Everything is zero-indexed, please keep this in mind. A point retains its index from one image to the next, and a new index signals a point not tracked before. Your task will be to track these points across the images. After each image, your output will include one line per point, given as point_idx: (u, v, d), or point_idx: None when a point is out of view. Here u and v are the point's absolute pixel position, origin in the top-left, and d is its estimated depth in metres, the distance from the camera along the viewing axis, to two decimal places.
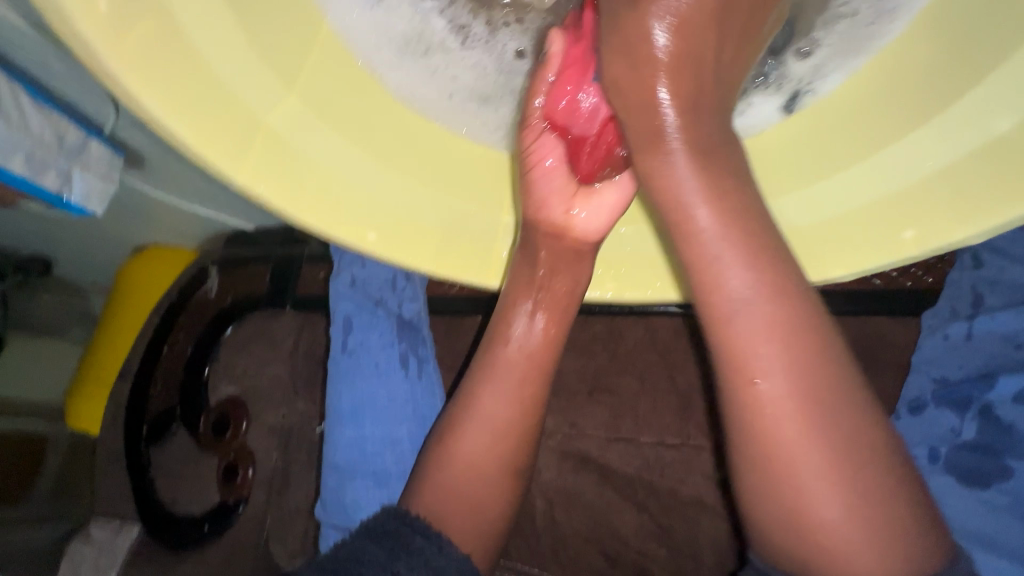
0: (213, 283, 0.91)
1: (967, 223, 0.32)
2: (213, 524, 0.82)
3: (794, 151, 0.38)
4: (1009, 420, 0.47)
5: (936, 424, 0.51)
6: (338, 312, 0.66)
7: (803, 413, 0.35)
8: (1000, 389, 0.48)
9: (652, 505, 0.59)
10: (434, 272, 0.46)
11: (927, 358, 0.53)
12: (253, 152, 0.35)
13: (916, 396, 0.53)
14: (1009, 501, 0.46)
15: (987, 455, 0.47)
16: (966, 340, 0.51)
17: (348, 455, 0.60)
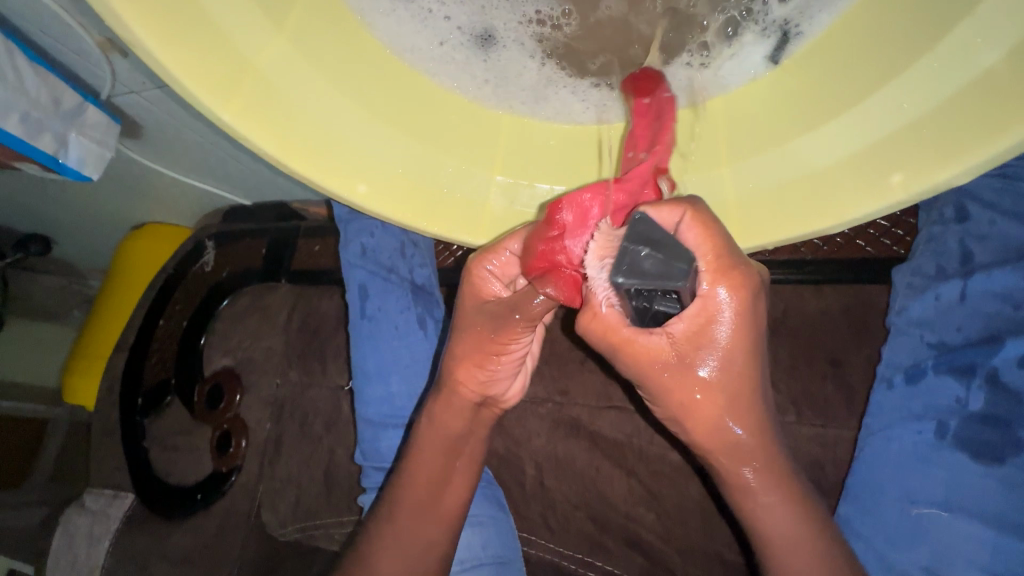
0: (210, 256, 0.88)
1: (949, 164, 0.32)
2: (207, 495, 0.82)
3: (780, 105, 0.39)
4: (1016, 387, 0.45)
5: (936, 395, 0.49)
6: (352, 280, 0.63)
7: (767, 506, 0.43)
8: (1005, 352, 0.46)
9: (641, 471, 0.59)
10: (421, 226, 0.47)
11: (917, 320, 0.52)
12: (243, 94, 0.36)
13: (911, 362, 0.51)
14: (1018, 473, 0.44)
15: (996, 428, 0.46)
16: (960, 300, 0.50)
17: (380, 410, 0.61)
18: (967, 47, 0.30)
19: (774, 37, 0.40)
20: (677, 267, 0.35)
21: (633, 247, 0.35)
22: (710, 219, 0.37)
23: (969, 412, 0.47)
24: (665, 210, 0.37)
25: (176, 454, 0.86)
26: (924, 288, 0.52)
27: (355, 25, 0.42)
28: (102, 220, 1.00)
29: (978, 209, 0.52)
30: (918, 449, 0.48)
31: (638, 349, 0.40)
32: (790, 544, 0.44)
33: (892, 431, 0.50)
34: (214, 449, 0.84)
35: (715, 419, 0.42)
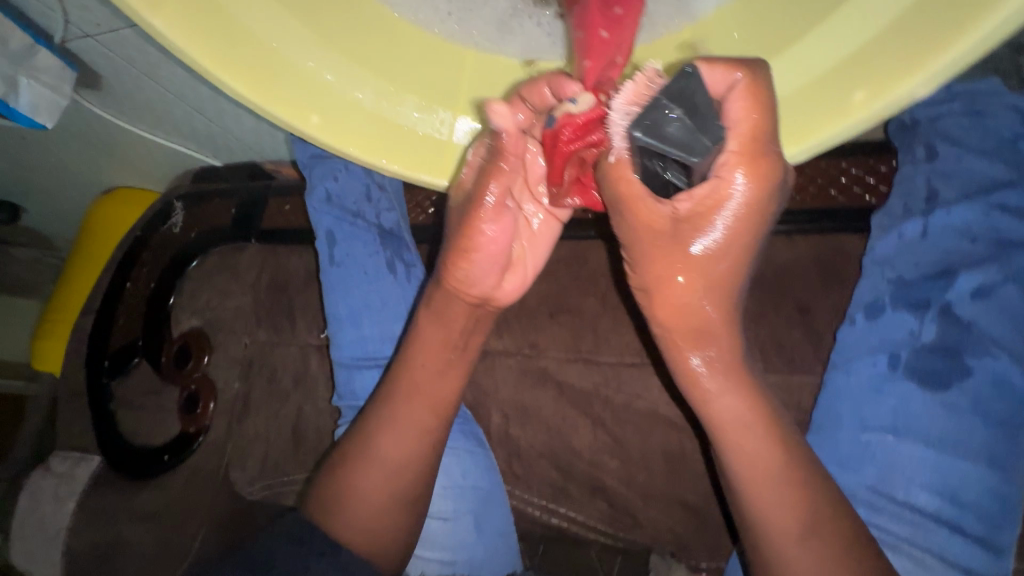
0: (179, 216, 0.87)
1: (912, 76, 0.29)
2: (174, 456, 0.81)
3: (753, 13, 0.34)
4: (968, 317, 0.44)
5: (894, 327, 0.47)
6: (319, 227, 0.61)
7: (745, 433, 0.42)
8: (960, 286, 0.45)
9: (607, 419, 0.58)
10: (380, 161, 0.48)
11: (882, 258, 0.50)
12: (189, 14, 0.35)
13: (872, 297, 0.49)
14: (970, 401, 0.43)
15: (948, 358, 0.44)
16: (923, 236, 0.49)
17: (352, 354, 0.58)
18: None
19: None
20: (700, 141, 0.35)
21: (666, 105, 0.34)
22: (767, 87, 0.33)
23: (922, 343, 0.45)
24: (720, 72, 0.34)
25: (143, 414, 0.85)
26: (888, 228, 0.51)
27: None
28: (66, 180, 0.97)
29: (946, 146, 0.50)
30: (874, 380, 0.46)
31: (645, 210, 0.40)
32: (745, 426, 0.42)
33: (851, 364, 0.48)
34: (182, 409, 0.82)
35: (689, 287, 0.42)
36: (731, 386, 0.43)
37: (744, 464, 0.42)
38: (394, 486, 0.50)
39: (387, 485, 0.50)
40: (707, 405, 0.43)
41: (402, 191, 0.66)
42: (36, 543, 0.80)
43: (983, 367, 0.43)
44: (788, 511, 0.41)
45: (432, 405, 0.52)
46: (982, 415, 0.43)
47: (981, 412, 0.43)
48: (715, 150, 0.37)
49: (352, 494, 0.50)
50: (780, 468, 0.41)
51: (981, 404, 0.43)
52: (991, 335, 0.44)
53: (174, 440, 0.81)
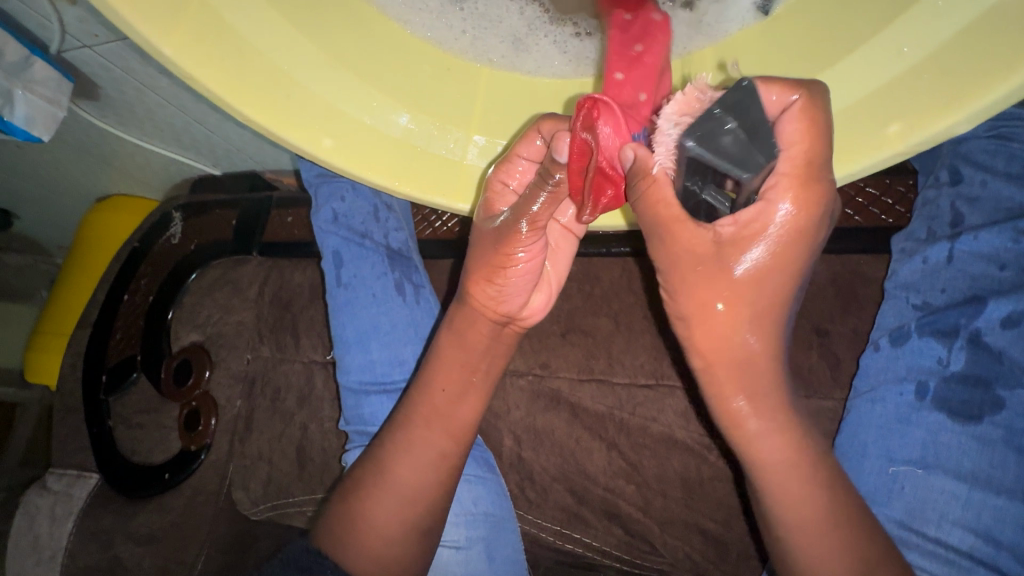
0: (177, 228, 0.86)
1: (945, 113, 0.30)
2: (174, 474, 0.79)
3: (782, 46, 0.37)
4: (1000, 348, 0.44)
5: (920, 355, 0.47)
6: (325, 248, 0.60)
7: (788, 475, 0.40)
8: (989, 314, 0.45)
9: (622, 443, 0.57)
10: (394, 185, 0.46)
11: (905, 283, 0.51)
12: (196, 39, 0.34)
13: (897, 324, 0.50)
14: (1003, 434, 0.43)
15: (978, 388, 0.44)
16: (946, 263, 0.49)
17: (359, 378, 0.57)
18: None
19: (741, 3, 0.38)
20: (755, 155, 0.33)
21: (724, 116, 0.32)
22: (823, 113, 0.32)
23: (949, 373, 0.46)
24: (776, 94, 0.33)
25: (140, 432, 0.83)
26: (913, 252, 0.52)
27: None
28: (61, 189, 0.94)
29: (971, 170, 0.51)
30: (901, 412, 0.47)
31: (682, 230, 0.36)
32: (797, 467, 0.40)
33: (877, 394, 0.49)
34: (183, 426, 0.80)
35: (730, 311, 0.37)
36: (776, 420, 0.39)
37: (777, 501, 0.40)
38: (406, 514, 0.49)
39: (398, 514, 0.49)
40: (744, 443, 0.40)
41: (409, 209, 0.65)
42: (32, 565, 0.78)
43: (1018, 399, 0.43)
44: (831, 553, 0.39)
45: (450, 440, 0.50)
46: (1015, 446, 0.42)
47: (1015, 444, 0.42)
48: (766, 170, 0.34)
49: (362, 523, 0.49)
50: (825, 512, 0.39)
51: (1015, 436, 0.43)
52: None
53: (174, 459, 0.80)
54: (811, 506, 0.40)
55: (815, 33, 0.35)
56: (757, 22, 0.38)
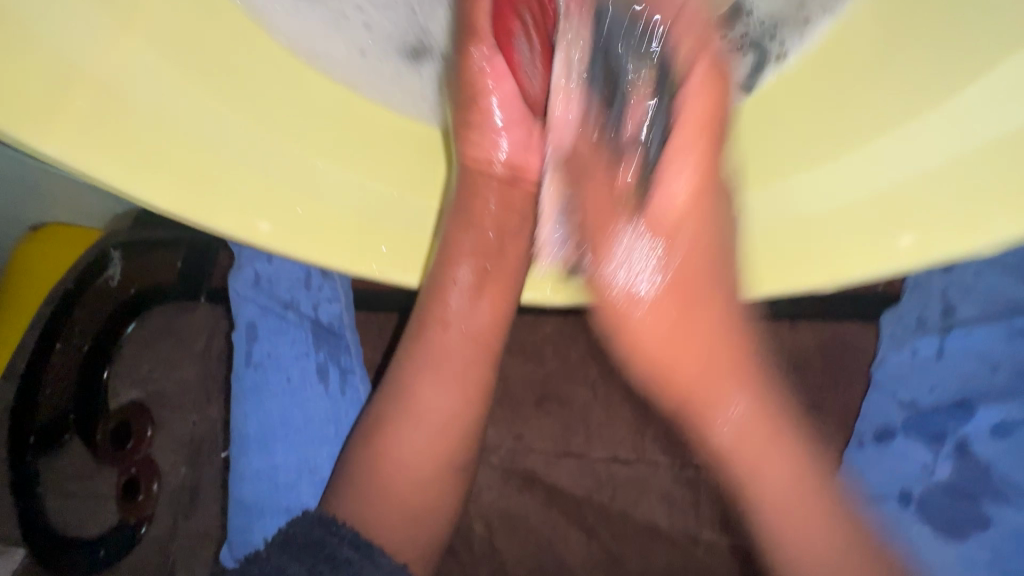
0: (117, 269, 0.73)
1: (969, 231, 0.28)
2: (111, 551, 0.73)
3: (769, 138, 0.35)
4: (986, 459, 0.42)
5: (907, 460, 0.44)
6: (241, 317, 0.56)
7: (755, 448, 0.39)
8: (978, 421, 0.43)
9: (602, 531, 0.55)
10: (339, 267, 0.38)
11: (895, 376, 0.48)
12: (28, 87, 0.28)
13: (883, 421, 0.46)
14: (989, 556, 0.40)
15: (963, 501, 0.42)
16: (937, 358, 0.46)
17: (255, 488, 0.51)
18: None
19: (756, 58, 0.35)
20: None
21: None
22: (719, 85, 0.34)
23: (935, 481, 0.43)
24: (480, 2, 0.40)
25: (74, 501, 0.76)
26: (903, 342, 0.49)
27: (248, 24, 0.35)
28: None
29: None
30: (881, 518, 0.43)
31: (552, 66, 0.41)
32: (726, 389, 0.39)
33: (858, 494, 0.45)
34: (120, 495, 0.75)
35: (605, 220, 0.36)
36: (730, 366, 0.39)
37: (760, 481, 0.39)
38: (429, 451, 0.46)
39: (424, 447, 0.46)
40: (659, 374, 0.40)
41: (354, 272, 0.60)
42: None
43: (1003, 518, 0.41)
44: (789, 494, 0.39)
45: (478, 359, 0.47)
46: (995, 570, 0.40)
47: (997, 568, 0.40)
48: None
49: (387, 450, 0.46)
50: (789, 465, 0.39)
51: (999, 559, 0.40)
52: (1012, 482, 0.41)
53: (111, 534, 0.74)
54: (794, 492, 0.39)
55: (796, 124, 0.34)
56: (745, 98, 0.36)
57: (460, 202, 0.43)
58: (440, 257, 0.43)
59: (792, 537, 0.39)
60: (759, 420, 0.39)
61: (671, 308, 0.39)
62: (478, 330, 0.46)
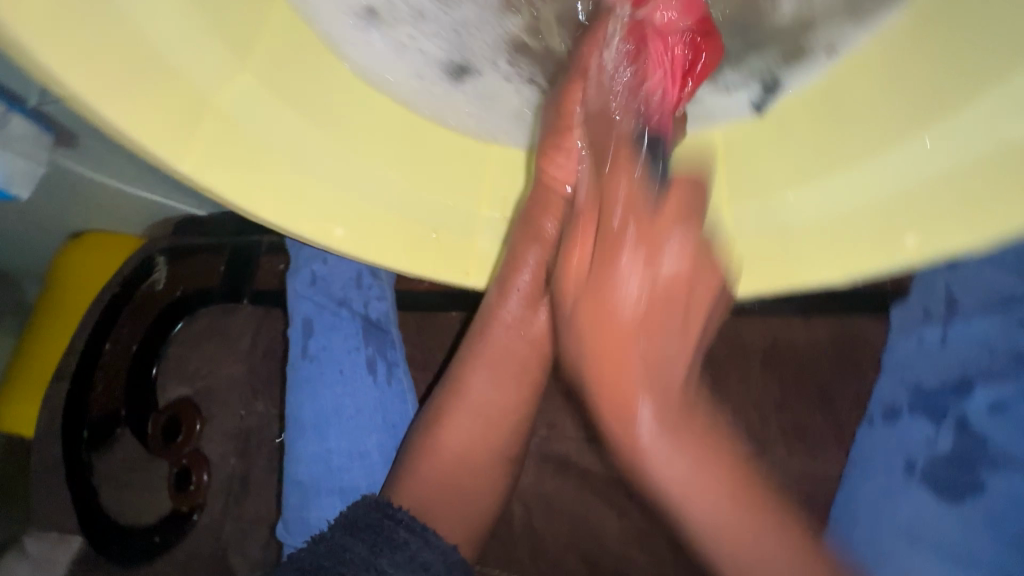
0: (162, 273, 0.78)
1: (959, 235, 0.31)
2: (166, 537, 0.79)
3: (784, 138, 0.38)
4: (985, 433, 0.46)
5: (910, 434, 0.49)
6: (298, 314, 0.60)
7: (677, 447, 0.36)
8: (977, 399, 0.47)
9: (633, 512, 0.60)
10: (405, 268, 0.42)
11: (903, 362, 0.53)
12: (158, 114, 0.29)
13: (890, 403, 0.52)
14: (981, 515, 0.44)
15: (960, 470, 0.46)
16: (941, 343, 0.50)
17: (311, 469, 0.54)
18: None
19: (761, 86, 0.38)
20: None
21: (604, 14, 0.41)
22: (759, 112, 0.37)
23: (936, 453, 0.47)
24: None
25: (127, 491, 0.81)
26: (909, 330, 0.54)
27: (316, 41, 0.37)
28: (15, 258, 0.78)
29: None
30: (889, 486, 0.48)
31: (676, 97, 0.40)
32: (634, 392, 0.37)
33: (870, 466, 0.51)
34: (173, 485, 0.80)
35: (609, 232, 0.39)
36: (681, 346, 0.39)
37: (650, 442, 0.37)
38: (477, 437, 0.52)
39: (471, 433, 0.52)
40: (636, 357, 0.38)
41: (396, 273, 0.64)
42: None
43: (995, 485, 0.45)
44: (743, 525, 0.37)
45: (530, 356, 0.52)
46: (989, 525, 0.44)
47: (990, 524, 0.44)
48: None
49: (437, 437, 0.52)
50: (706, 450, 0.37)
51: (993, 522, 0.44)
52: (1010, 454, 0.45)
53: (167, 522, 0.79)
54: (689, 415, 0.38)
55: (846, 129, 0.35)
56: (752, 119, 0.39)
57: (528, 215, 0.46)
58: (505, 264, 0.48)
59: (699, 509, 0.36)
60: (670, 416, 0.37)
61: (631, 335, 0.38)
62: (534, 338, 0.52)
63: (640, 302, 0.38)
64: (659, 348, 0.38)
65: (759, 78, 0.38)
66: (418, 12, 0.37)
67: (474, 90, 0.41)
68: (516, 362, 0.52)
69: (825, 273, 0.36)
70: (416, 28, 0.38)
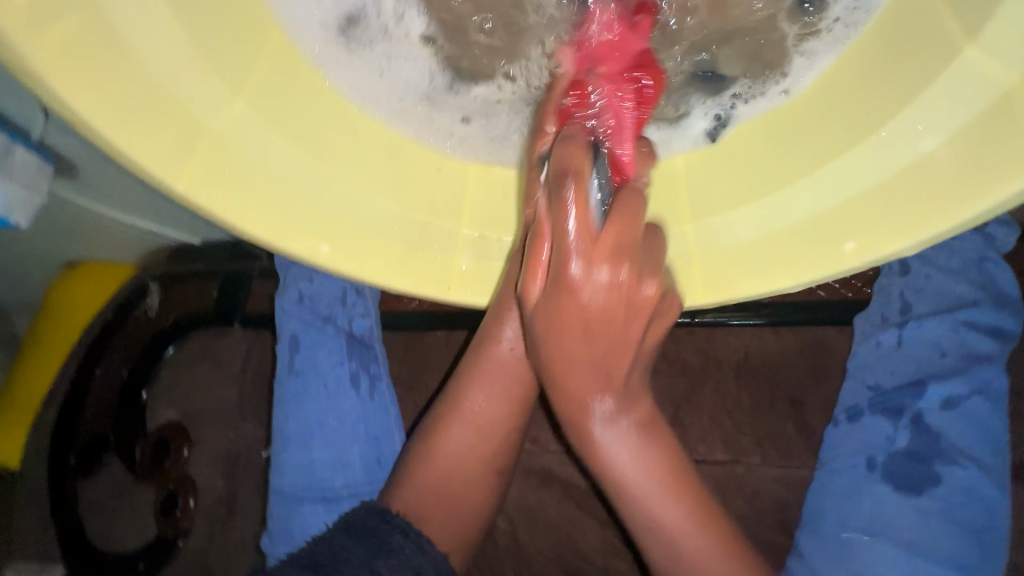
0: (155, 299, 0.82)
1: (897, 237, 0.33)
2: (150, 563, 0.78)
3: (773, 140, 0.40)
4: (937, 427, 0.53)
5: (872, 433, 0.55)
6: (285, 329, 0.62)
7: (666, 496, 0.45)
8: (931, 398, 0.54)
9: (613, 520, 0.65)
10: (388, 284, 0.43)
11: (864, 364, 0.59)
12: (153, 134, 0.32)
13: (852, 403, 0.58)
14: (937, 508, 0.51)
15: (920, 464, 0.52)
16: (897, 346, 0.58)
17: (295, 481, 0.56)
18: (948, 110, 0.31)
19: (711, 118, 0.43)
20: None
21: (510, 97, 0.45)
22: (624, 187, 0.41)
23: (897, 449, 0.53)
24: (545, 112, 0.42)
25: (111, 518, 0.81)
26: (869, 334, 0.60)
27: (307, 69, 0.41)
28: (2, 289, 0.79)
29: (920, 263, 0.60)
30: (855, 482, 0.54)
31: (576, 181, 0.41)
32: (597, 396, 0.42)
33: (836, 465, 0.56)
34: (160, 509, 0.81)
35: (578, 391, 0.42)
36: (665, 477, 0.45)
37: (646, 518, 0.46)
38: (473, 449, 0.52)
39: (468, 446, 0.52)
40: (635, 507, 0.45)
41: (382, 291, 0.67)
42: None
43: (951, 476, 0.51)
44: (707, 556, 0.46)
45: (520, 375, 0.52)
46: (943, 518, 0.50)
47: (944, 517, 0.50)
48: None
49: (433, 455, 0.52)
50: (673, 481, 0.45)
51: (949, 508, 0.50)
52: (956, 447, 0.52)
53: (151, 548, 0.79)
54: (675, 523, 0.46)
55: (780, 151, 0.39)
56: (705, 147, 0.43)
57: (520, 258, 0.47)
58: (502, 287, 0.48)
59: (662, 562, 0.48)
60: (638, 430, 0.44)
61: (616, 374, 0.42)
62: (527, 352, 0.51)
63: (631, 455, 0.44)
64: (632, 466, 0.44)
65: (713, 114, 0.43)
66: (386, 30, 0.43)
67: (461, 113, 0.47)
68: (506, 379, 0.51)
69: (783, 279, 0.38)
70: (390, 48, 0.44)
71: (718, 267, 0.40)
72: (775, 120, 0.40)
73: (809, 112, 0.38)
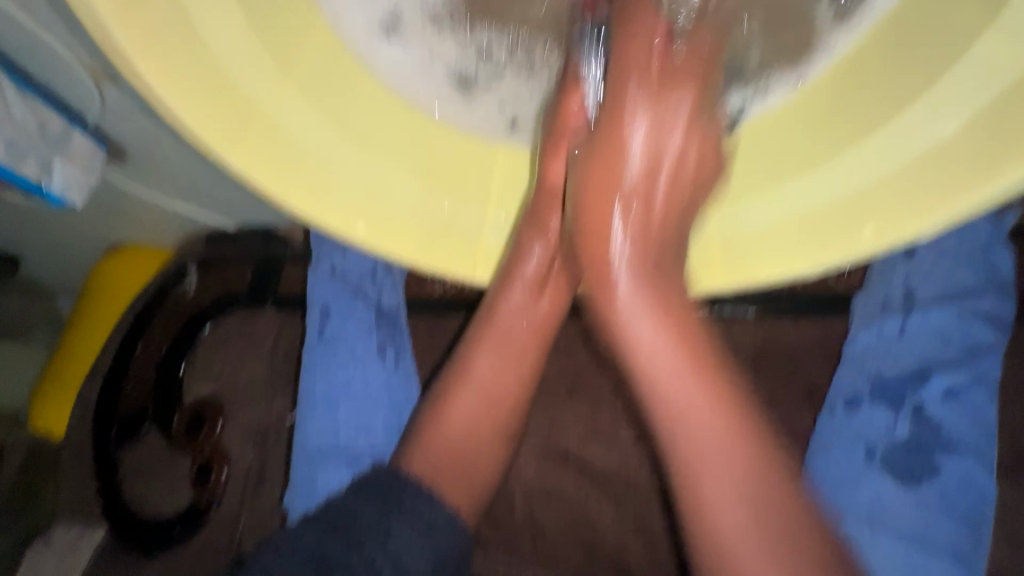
0: (193, 280, 0.87)
1: (917, 217, 0.34)
2: (184, 528, 0.84)
3: (799, 128, 0.40)
4: (936, 419, 0.56)
5: (873, 422, 0.58)
6: (316, 300, 0.67)
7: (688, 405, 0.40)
8: (932, 388, 0.57)
9: (628, 500, 0.68)
10: (417, 262, 0.45)
11: (862, 350, 0.62)
12: (208, 100, 0.35)
13: (852, 391, 0.60)
14: (935, 497, 0.54)
15: (918, 456, 0.56)
16: (899, 333, 0.61)
17: (321, 442, 0.61)
18: (961, 95, 0.33)
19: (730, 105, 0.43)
20: None
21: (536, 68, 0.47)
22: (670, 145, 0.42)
23: (895, 439, 0.57)
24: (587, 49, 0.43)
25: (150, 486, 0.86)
26: (869, 322, 0.63)
27: (351, 57, 0.42)
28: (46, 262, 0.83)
29: (925, 248, 0.62)
30: (857, 472, 0.57)
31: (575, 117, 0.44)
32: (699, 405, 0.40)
33: (831, 451, 0.59)
34: (195, 478, 0.85)
35: (606, 281, 0.42)
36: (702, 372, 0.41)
37: (685, 427, 0.40)
38: (483, 416, 0.56)
39: (478, 412, 0.56)
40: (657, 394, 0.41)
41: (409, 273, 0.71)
42: None
43: (948, 467, 0.55)
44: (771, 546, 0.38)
45: (533, 342, 0.56)
46: (942, 508, 0.54)
47: (942, 506, 0.54)
48: None
49: (445, 420, 0.56)
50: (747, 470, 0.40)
51: (946, 500, 0.54)
52: (952, 436, 0.56)
53: (186, 513, 0.85)
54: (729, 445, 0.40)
55: (807, 136, 0.40)
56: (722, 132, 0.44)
57: (534, 211, 0.49)
58: (514, 248, 0.51)
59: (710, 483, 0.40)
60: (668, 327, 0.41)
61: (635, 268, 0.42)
62: (537, 321, 0.56)
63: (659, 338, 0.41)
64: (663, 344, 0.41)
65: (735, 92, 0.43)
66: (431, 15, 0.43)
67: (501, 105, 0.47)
68: (512, 345, 0.56)
69: (797, 264, 0.39)
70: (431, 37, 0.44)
71: (735, 258, 0.41)
72: (801, 109, 0.40)
73: (833, 102, 0.39)
